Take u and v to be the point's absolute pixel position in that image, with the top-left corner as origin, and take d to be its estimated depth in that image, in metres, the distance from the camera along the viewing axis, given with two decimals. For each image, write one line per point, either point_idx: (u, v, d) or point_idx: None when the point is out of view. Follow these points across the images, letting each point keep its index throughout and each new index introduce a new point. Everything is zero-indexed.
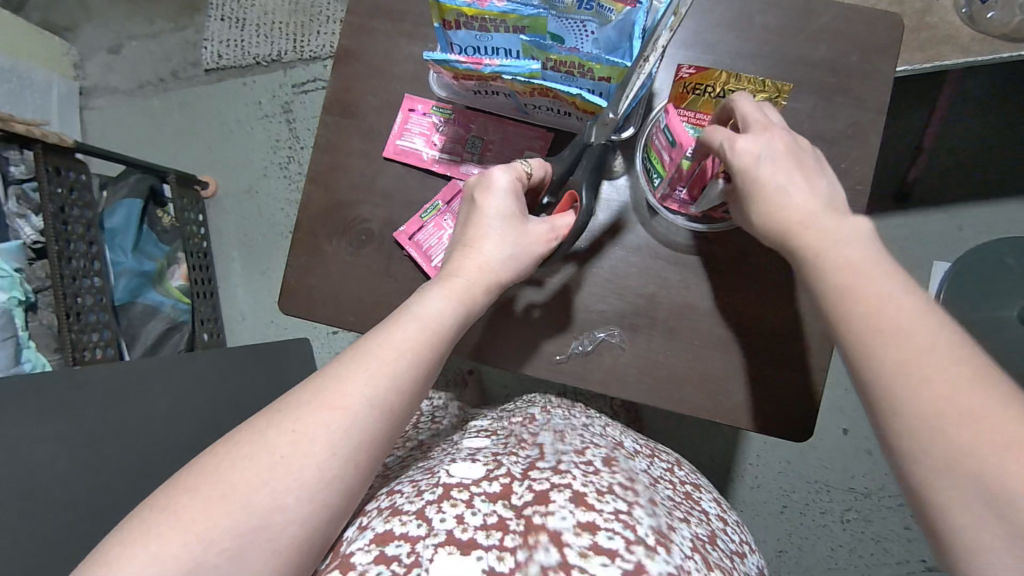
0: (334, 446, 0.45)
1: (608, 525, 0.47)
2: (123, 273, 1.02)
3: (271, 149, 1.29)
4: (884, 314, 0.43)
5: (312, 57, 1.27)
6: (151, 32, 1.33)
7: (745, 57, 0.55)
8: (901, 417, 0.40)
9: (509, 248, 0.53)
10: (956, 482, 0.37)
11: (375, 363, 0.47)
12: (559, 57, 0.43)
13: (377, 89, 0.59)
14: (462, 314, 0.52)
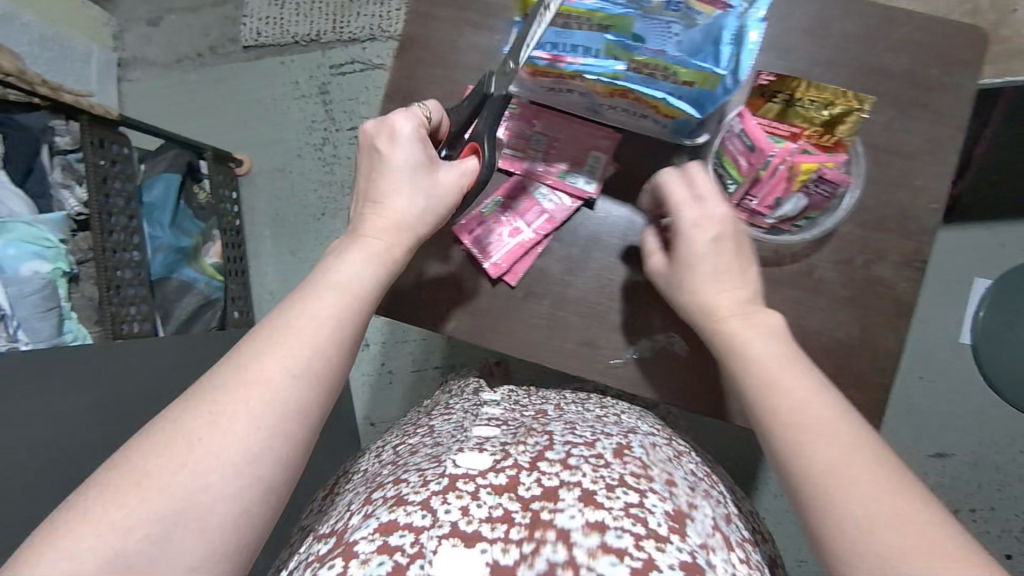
0: (254, 417, 0.44)
1: (617, 523, 0.47)
2: (161, 248, 1.03)
3: (305, 130, 1.28)
4: (787, 376, 0.46)
5: (351, 39, 1.26)
6: (192, 6, 1.32)
7: (823, 65, 0.54)
8: (798, 471, 0.42)
9: (423, 204, 0.54)
10: (844, 530, 0.39)
11: (291, 333, 0.47)
12: (644, 58, 0.42)
13: (439, 79, 0.58)
14: (382, 274, 0.52)
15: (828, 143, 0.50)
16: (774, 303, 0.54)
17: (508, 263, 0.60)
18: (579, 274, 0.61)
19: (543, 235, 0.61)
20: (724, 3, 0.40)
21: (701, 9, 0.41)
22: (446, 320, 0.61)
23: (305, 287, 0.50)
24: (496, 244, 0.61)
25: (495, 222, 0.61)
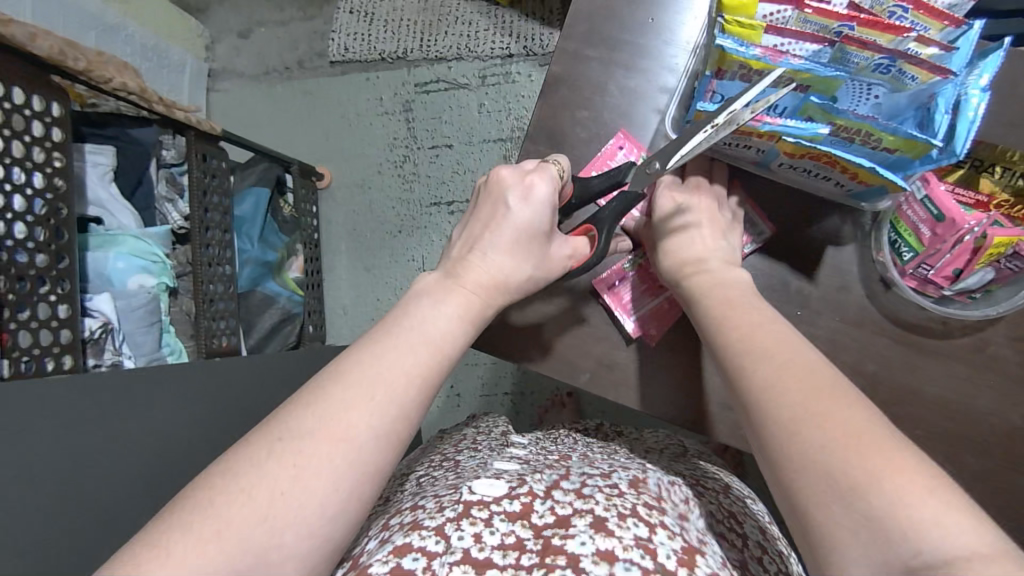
0: (338, 487, 0.40)
1: (626, 555, 0.44)
2: (248, 262, 1.04)
3: (386, 146, 1.29)
4: (758, 346, 0.45)
5: (438, 57, 1.26)
6: (282, 20, 1.34)
7: (1006, 127, 0.52)
8: (767, 444, 0.40)
9: (526, 271, 0.53)
10: (814, 491, 0.36)
11: (382, 391, 0.43)
12: (847, 121, 0.39)
13: (586, 121, 0.56)
14: (469, 332, 0.50)
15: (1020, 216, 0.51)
16: (937, 375, 0.55)
17: (647, 324, 0.60)
18: None
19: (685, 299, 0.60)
20: (948, 70, 0.37)
21: (916, 72, 0.38)
22: (581, 373, 0.62)
23: (392, 328, 0.47)
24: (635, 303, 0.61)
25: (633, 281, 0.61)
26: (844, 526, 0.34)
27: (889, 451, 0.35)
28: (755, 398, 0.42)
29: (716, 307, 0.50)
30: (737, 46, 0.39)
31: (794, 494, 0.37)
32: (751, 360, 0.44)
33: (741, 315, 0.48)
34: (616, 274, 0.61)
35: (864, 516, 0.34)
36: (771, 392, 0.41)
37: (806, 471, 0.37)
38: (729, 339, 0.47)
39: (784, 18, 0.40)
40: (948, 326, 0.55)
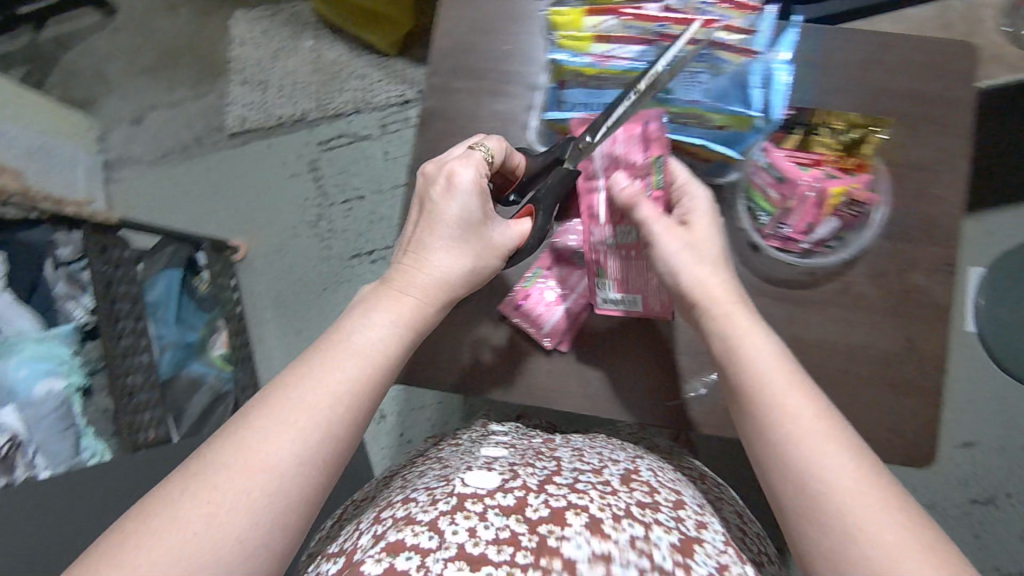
0: (256, 510, 0.41)
1: (624, 556, 0.46)
2: (168, 346, 1.02)
3: (299, 208, 1.28)
4: (753, 343, 0.48)
5: (336, 114, 1.29)
6: (174, 101, 1.34)
7: (831, 92, 0.58)
8: (768, 433, 0.45)
9: (460, 267, 0.53)
10: (798, 493, 0.42)
11: (302, 411, 0.44)
12: (680, 107, 0.53)
13: (461, 147, 0.57)
14: (403, 341, 0.50)
15: (850, 165, 0.56)
16: (820, 323, 0.57)
17: (560, 332, 0.61)
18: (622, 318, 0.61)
19: (588, 297, 0.61)
20: (748, 53, 0.50)
21: (727, 57, 0.50)
22: (497, 386, 0.62)
23: (326, 345, 0.48)
24: (621, 300, 0.58)
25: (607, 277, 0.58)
26: (821, 536, 0.41)
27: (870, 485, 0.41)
28: (759, 390, 0.46)
29: (755, 380, 0.46)
30: (575, 57, 0.51)
31: (777, 488, 0.43)
32: (803, 452, 0.43)
33: (736, 313, 0.49)
34: (518, 295, 0.61)
35: (832, 524, 0.40)
36: (774, 396, 0.45)
37: (798, 479, 0.42)
38: (720, 332, 0.49)
39: None
40: (820, 274, 0.57)
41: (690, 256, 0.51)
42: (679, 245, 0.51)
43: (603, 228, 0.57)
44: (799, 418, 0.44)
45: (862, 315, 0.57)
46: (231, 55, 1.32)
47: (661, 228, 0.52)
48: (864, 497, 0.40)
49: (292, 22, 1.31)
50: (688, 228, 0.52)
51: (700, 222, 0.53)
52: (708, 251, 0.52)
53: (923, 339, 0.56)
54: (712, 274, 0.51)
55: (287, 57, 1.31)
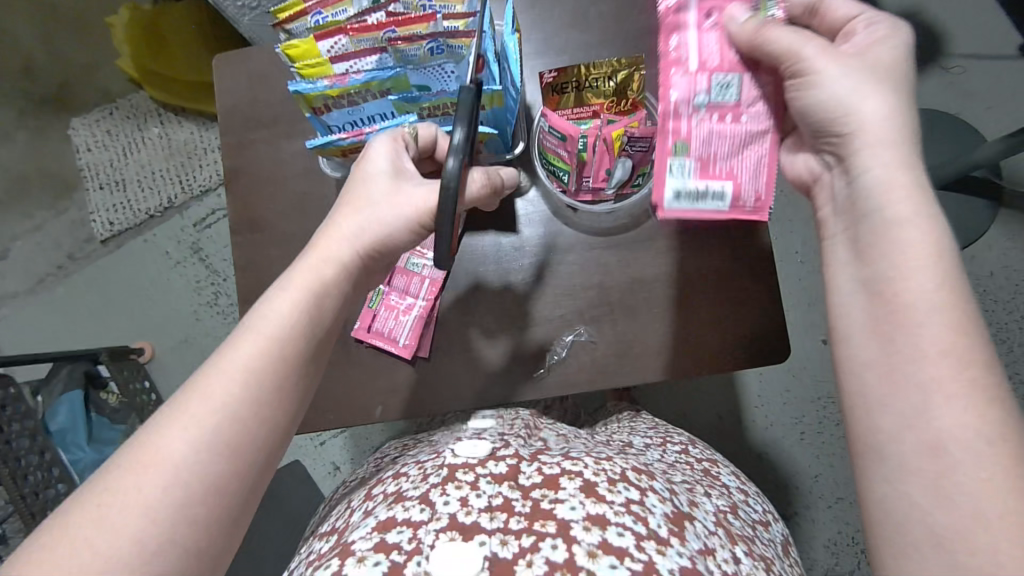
0: (158, 513, 0.36)
1: (619, 520, 0.44)
2: (87, 468, 1.00)
3: (193, 292, 1.26)
4: (911, 241, 0.39)
5: (203, 190, 1.27)
6: (35, 226, 1.29)
7: (594, 47, 0.63)
8: (897, 355, 0.38)
9: (373, 221, 0.47)
10: (911, 443, 0.37)
11: (200, 400, 0.39)
12: (430, 102, 0.48)
13: (277, 195, 0.63)
14: (313, 314, 0.45)
15: (628, 107, 0.59)
16: (644, 257, 0.63)
17: (415, 339, 0.62)
18: (475, 311, 0.63)
19: (432, 299, 0.63)
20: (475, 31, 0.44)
21: (458, 43, 0.45)
22: (375, 408, 0.63)
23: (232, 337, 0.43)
24: (710, 189, 0.51)
25: (693, 159, 0.51)
26: (906, 485, 0.36)
27: (990, 433, 0.35)
28: (898, 307, 0.39)
29: (938, 283, 0.38)
30: (308, 86, 0.45)
31: (883, 431, 0.38)
32: (946, 358, 0.37)
33: (903, 189, 0.41)
34: (366, 319, 0.63)
35: (937, 483, 0.35)
36: (927, 321, 0.38)
37: (908, 421, 0.37)
38: (870, 216, 0.41)
39: (343, 45, 0.47)
40: (635, 218, 0.63)
41: (854, 82, 0.43)
42: (837, 69, 0.43)
43: (692, 85, 0.50)
44: (946, 346, 0.37)
45: (686, 243, 0.62)
46: (79, 164, 1.28)
47: (811, 52, 0.44)
48: (976, 448, 0.35)
49: (132, 114, 1.28)
50: (864, 53, 0.44)
51: (876, 50, 0.44)
52: (884, 77, 0.43)
53: (735, 243, 0.62)
54: (882, 111, 0.42)
55: (137, 149, 1.28)
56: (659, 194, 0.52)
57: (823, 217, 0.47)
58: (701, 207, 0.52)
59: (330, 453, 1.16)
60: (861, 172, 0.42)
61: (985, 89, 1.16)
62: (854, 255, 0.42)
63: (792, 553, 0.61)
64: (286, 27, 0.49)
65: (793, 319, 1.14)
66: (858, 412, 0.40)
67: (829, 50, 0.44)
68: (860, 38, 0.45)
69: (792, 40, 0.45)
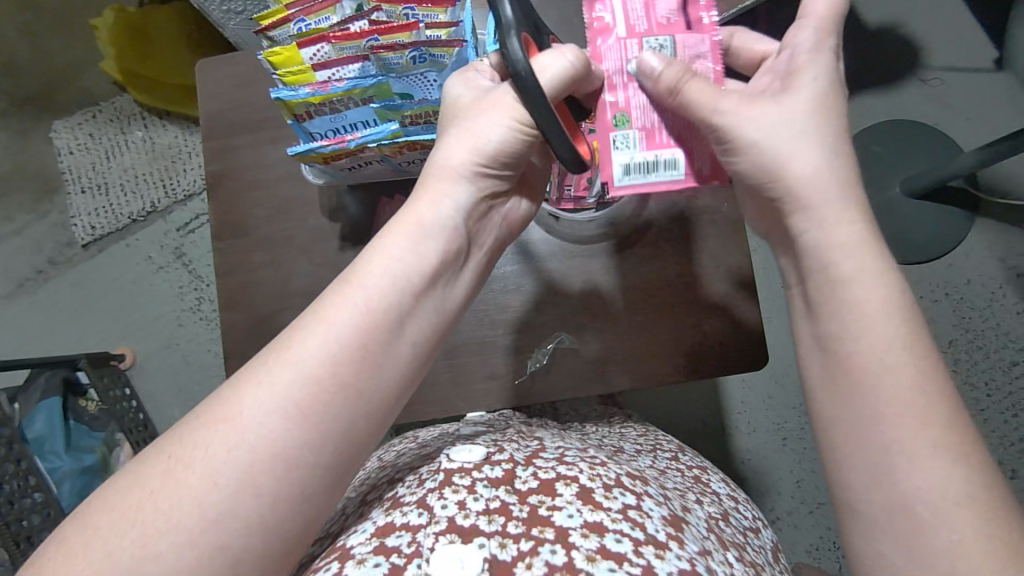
0: (240, 493, 0.35)
1: (616, 527, 0.45)
2: (65, 477, 0.97)
3: (177, 297, 1.25)
4: (863, 303, 0.41)
5: (188, 194, 1.26)
6: (15, 229, 1.27)
7: None
8: (861, 415, 0.40)
9: (480, 144, 0.45)
10: (881, 501, 0.38)
11: (292, 370, 0.38)
12: (413, 110, 0.48)
13: (260, 200, 0.63)
14: (412, 273, 0.43)
15: None
16: (626, 264, 0.63)
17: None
18: (457, 317, 0.63)
19: None
20: (459, 41, 0.46)
21: (441, 52, 0.46)
22: None
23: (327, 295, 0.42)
24: (662, 157, 0.47)
25: (637, 129, 0.47)
26: (880, 543, 0.39)
27: (958, 492, 0.37)
28: (851, 368, 0.40)
29: (880, 343, 0.40)
30: (290, 93, 0.45)
31: (853, 488, 0.40)
32: (896, 422, 0.38)
33: (859, 244, 0.42)
34: None
35: (908, 539, 0.37)
36: (881, 383, 0.39)
37: (875, 480, 0.39)
38: (816, 274, 0.43)
39: (326, 53, 0.47)
40: (615, 226, 0.64)
41: (780, 139, 0.44)
42: (759, 122, 0.44)
43: (624, 52, 0.47)
44: (905, 406, 0.38)
45: (666, 250, 0.63)
46: (61, 166, 1.27)
47: (727, 105, 0.44)
48: (942, 506, 0.37)
49: (116, 117, 1.27)
50: (790, 92, 0.45)
51: (800, 84, 0.45)
52: (811, 119, 0.44)
53: (715, 252, 0.63)
54: (814, 163, 0.43)
55: (120, 153, 1.26)
56: (607, 171, 0.47)
57: (782, 266, 0.48)
58: (653, 179, 0.47)
59: None
60: (801, 232, 0.44)
61: (961, 101, 1.19)
62: (808, 309, 0.44)
63: (781, 560, 0.62)
64: (269, 34, 0.49)
65: (775, 325, 1.15)
66: (831, 466, 0.42)
67: (749, 114, 0.44)
68: (784, 66, 0.47)
69: (709, 106, 0.44)
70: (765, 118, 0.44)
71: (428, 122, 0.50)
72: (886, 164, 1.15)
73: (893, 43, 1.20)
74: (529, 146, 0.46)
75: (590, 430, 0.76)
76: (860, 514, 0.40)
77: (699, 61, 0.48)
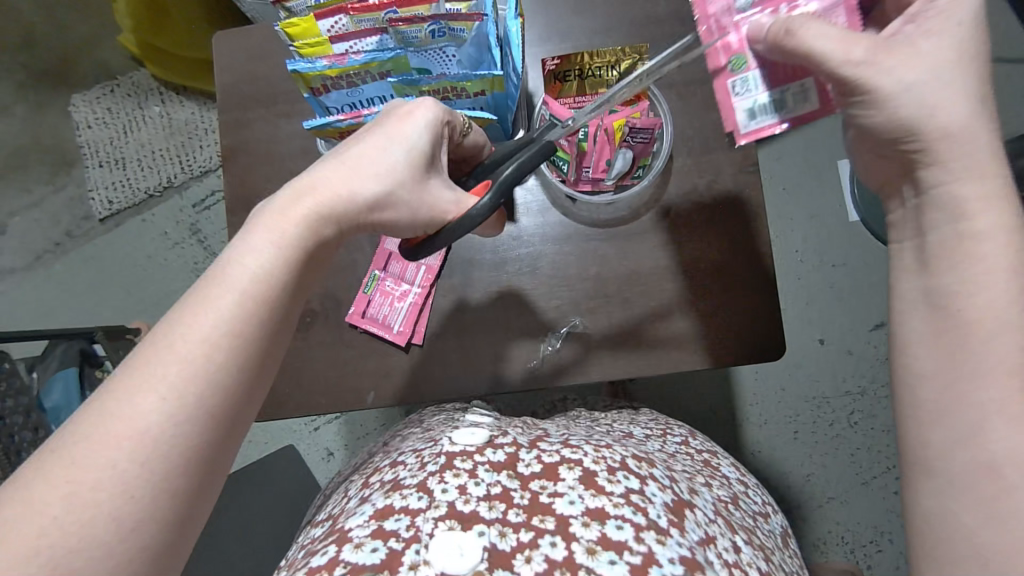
0: (128, 486, 0.34)
1: (618, 513, 0.44)
2: None
3: (191, 273, 1.26)
4: (987, 260, 0.39)
5: (204, 170, 1.27)
6: (33, 201, 1.29)
7: (600, 34, 0.62)
8: (959, 370, 0.40)
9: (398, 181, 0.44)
10: (962, 463, 0.40)
11: (174, 366, 0.36)
12: (432, 85, 0.48)
13: (273, 175, 0.62)
14: (295, 274, 0.41)
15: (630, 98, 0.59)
16: (642, 249, 0.62)
17: (410, 326, 0.62)
18: (469, 298, 0.63)
19: (427, 287, 0.63)
20: (479, 15, 0.43)
21: (460, 25, 0.43)
22: (368, 393, 0.63)
23: (196, 287, 0.39)
24: (787, 93, 0.44)
25: (757, 69, 0.45)
26: (954, 502, 0.40)
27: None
28: (964, 323, 0.40)
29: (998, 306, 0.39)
30: (307, 66, 0.45)
31: (934, 445, 0.41)
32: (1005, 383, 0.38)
33: (982, 199, 0.40)
34: (359, 304, 0.63)
35: (986, 500, 0.39)
36: (990, 341, 0.39)
37: (963, 440, 0.40)
38: (944, 230, 0.41)
39: (343, 25, 0.46)
40: (634, 211, 0.63)
41: (925, 93, 0.39)
42: (900, 77, 0.39)
43: None
44: (1011, 366, 0.38)
45: (684, 236, 0.62)
46: (79, 140, 1.28)
47: (862, 54, 0.39)
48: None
49: (134, 92, 1.27)
50: (928, 36, 0.40)
51: (942, 27, 0.40)
52: (954, 67, 0.40)
53: (735, 238, 0.62)
54: (960, 116, 0.39)
55: (138, 128, 1.27)
56: (731, 119, 0.46)
57: (893, 221, 0.46)
58: (784, 117, 0.45)
59: (324, 437, 1.16)
60: (933, 185, 0.41)
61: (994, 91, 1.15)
62: (919, 261, 0.43)
63: (790, 544, 0.61)
64: (286, 5, 0.49)
65: (791, 316, 1.13)
66: (910, 425, 0.42)
67: (889, 57, 0.39)
68: (922, 10, 0.41)
69: (841, 49, 0.39)
70: (906, 60, 0.40)
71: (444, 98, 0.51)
72: None
73: None
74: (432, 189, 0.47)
75: (605, 414, 0.75)
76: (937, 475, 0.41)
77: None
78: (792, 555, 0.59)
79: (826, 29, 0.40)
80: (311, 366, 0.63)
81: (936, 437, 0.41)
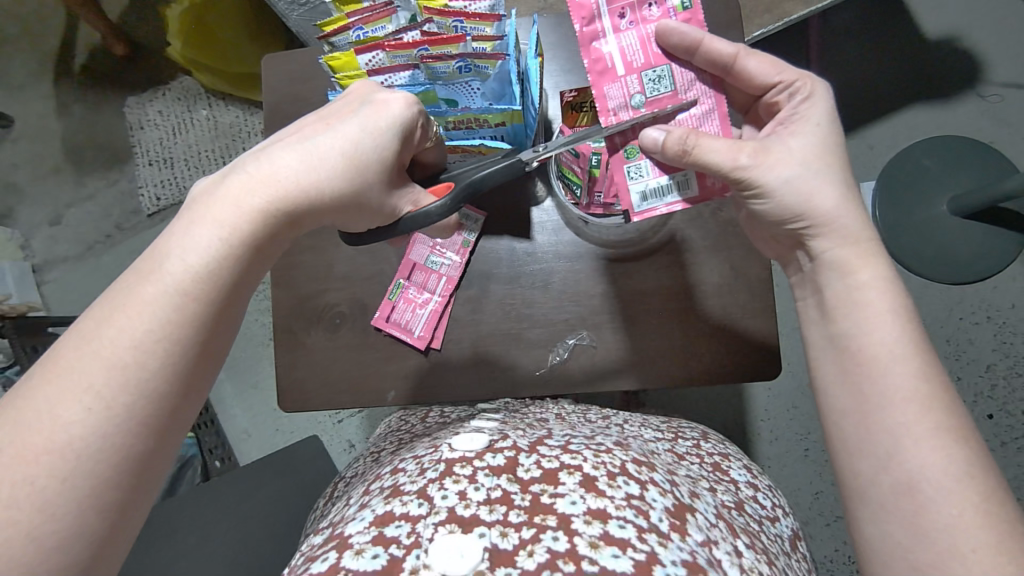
0: (47, 504, 0.37)
1: (620, 513, 0.47)
2: None
3: None
4: (874, 304, 0.49)
5: None
6: (87, 195, 1.37)
7: None
8: (871, 404, 0.47)
9: (360, 179, 0.49)
10: (889, 483, 0.46)
11: (101, 375, 0.40)
12: (456, 116, 0.53)
13: None
14: (234, 277, 0.45)
15: None
16: (652, 267, 0.66)
17: (429, 332, 0.67)
18: (484, 308, 0.68)
19: (447, 296, 0.67)
20: (501, 54, 0.48)
21: (485, 64, 0.48)
22: (388, 392, 0.68)
23: (132, 283, 0.43)
24: (671, 181, 0.56)
25: (647, 158, 0.56)
26: (889, 525, 0.45)
27: (960, 469, 0.44)
28: (864, 362, 0.48)
29: (879, 355, 0.48)
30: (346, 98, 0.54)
31: (863, 473, 0.47)
32: (903, 406, 0.46)
33: (861, 263, 0.51)
34: (383, 311, 0.68)
35: (914, 520, 0.44)
36: (889, 370, 0.47)
37: (884, 463, 0.46)
38: (838, 288, 0.51)
39: (379, 60, 0.52)
40: (642, 232, 0.66)
41: (802, 185, 0.51)
42: (778, 173, 0.51)
43: (626, 89, 0.55)
44: (911, 394, 0.46)
45: (688, 257, 0.66)
46: (132, 140, 1.36)
47: (745, 158, 0.50)
48: (947, 483, 0.44)
49: (184, 96, 1.35)
50: (795, 135, 0.52)
51: (804, 128, 0.52)
52: (824, 162, 0.51)
53: (741, 262, 0.65)
54: (833, 203, 0.51)
55: (185, 130, 1.35)
56: (627, 199, 0.58)
57: (797, 284, 0.57)
58: (673, 199, 0.57)
59: (347, 429, 1.22)
60: (824, 253, 0.52)
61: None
62: (823, 315, 0.52)
63: (800, 547, 0.64)
64: (329, 39, 0.55)
65: (793, 340, 1.16)
66: (840, 454, 0.49)
67: (770, 161, 0.51)
68: (788, 115, 0.54)
69: (729, 158, 0.50)
70: (779, 158, 0.51)
71: (468, 127, 0.56)
72: (937, 178, 1.12)
73: (951, 57, 1.17)
74: (385, 191, 0.52)
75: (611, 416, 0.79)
76: (870, 499, 0.46)
77: (695, 82, 0.55)
78: (798, 559, 0.61)
79: (712, 144, 0.50)
80: (337, 362, 0.68)
81: (861, 464, 0.47)
